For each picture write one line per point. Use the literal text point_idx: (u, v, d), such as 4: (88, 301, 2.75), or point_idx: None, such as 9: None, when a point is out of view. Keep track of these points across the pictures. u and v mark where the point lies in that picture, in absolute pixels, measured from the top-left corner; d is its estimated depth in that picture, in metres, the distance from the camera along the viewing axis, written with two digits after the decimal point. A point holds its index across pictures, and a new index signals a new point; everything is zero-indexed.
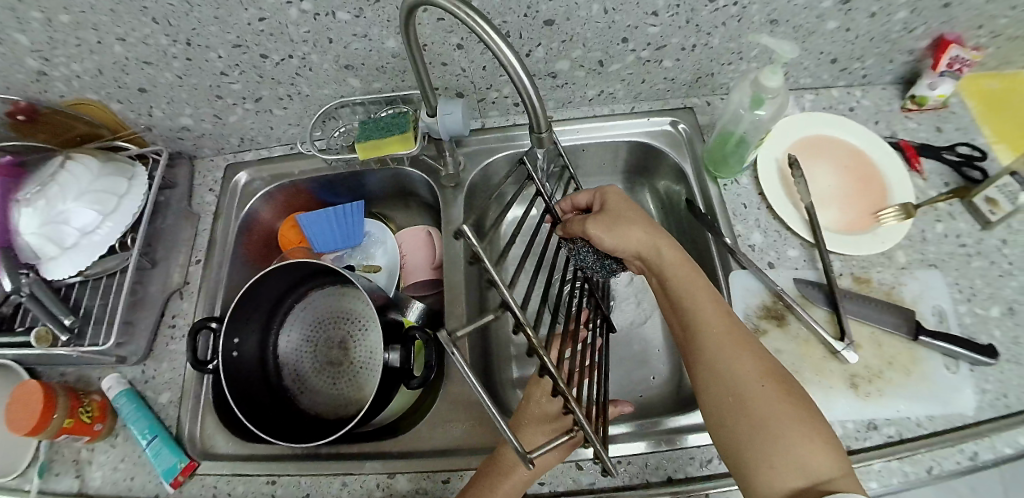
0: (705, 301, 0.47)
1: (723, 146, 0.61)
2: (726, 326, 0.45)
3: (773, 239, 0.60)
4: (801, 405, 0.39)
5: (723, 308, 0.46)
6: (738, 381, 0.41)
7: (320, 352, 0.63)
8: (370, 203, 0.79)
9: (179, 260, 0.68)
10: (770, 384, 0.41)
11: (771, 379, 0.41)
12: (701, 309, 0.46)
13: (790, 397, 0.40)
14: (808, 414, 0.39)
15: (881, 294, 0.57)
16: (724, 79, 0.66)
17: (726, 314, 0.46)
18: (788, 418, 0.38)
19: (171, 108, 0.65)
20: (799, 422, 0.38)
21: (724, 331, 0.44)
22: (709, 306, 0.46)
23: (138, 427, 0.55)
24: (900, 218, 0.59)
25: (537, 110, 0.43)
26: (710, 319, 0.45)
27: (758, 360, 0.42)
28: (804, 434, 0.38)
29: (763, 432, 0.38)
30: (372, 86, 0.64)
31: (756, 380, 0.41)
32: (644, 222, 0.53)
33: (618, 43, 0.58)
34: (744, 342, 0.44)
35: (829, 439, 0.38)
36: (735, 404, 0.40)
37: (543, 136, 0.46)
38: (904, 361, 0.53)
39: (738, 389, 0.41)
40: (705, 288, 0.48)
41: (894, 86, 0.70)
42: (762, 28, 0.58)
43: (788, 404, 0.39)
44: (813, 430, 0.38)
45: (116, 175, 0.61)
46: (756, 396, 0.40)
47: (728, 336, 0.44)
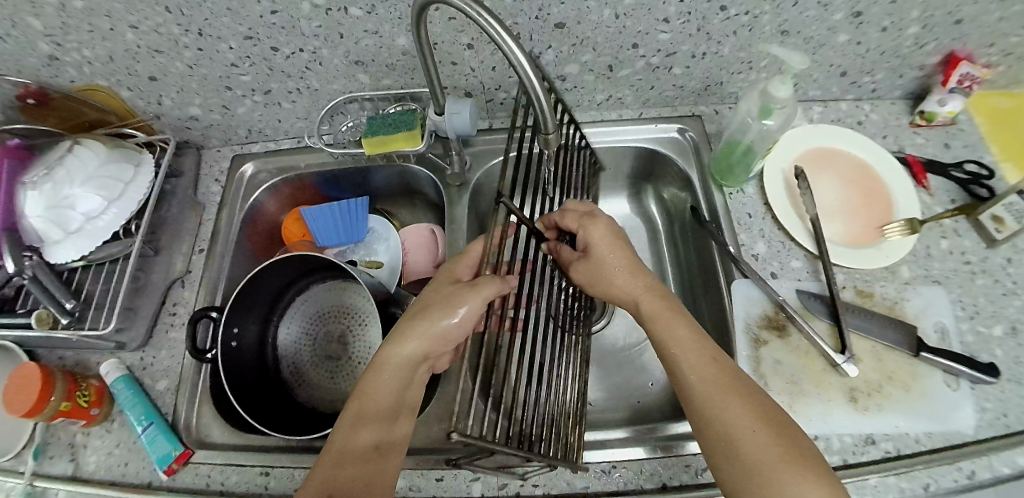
0: (688, 338, 0.44)
1: (730, 155, 0.61)
2: (713, 365, 0.42)
3: (776, 249, 0.60)
4: (793, 443, 0.38)
5: (705, 344, 0.44)
6: (728, 423, 0.39)
7: (319, 345, 0.64)
8: (374, 199, 0.79)
9: (181, 249, 0.68)
10: (759, 424, 0.39)
11: (760, 418, 0.39)
12: (684, 348, 0.44)
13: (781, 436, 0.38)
14: (802, 454, 0.37)
15: (883, 308, 0.56)
16: (733, 88, 0.66)
17: (710, 350, 0.44)
18: (785, 460, 0.37)
19: (180, 97, 0.66)
20: (794, 463, 0.36)
21: (711, 375, 0.42)
22: (694, 348, 0.44)
23: (135, 413, 0.55)
24: (905, 233, 0.58)
25: (546, 110, 0.43)
26: (696, 359, 0.43)
27: (748, 399, 0.40)
28: (801, 477, 0.36)
29: (760, 476, 0.36)
30: (381, 83, 0.64)
31: (746, 421, 0.39)
32: (624, 262, 0.49)
33: (628, 49, 0.58)
34: (731, 380, 0.42)
35: (823, 473, 0.36)
36: (729, 447, 0.38)
37: (550, 137, 0.46)
38: (904, 376, 0.53)
39: (729, 432, 0.39)
40: (687, 322, 0.46)
41: (903, 101, 0.70)
42: (772, 39, 0.58)
43: (780, 444, 0.38)
44: (810, 471, 0.36)
45: (122, 161, 0.61)
46: (748, 439, 0.38)
47: (715, 376, 0.42)
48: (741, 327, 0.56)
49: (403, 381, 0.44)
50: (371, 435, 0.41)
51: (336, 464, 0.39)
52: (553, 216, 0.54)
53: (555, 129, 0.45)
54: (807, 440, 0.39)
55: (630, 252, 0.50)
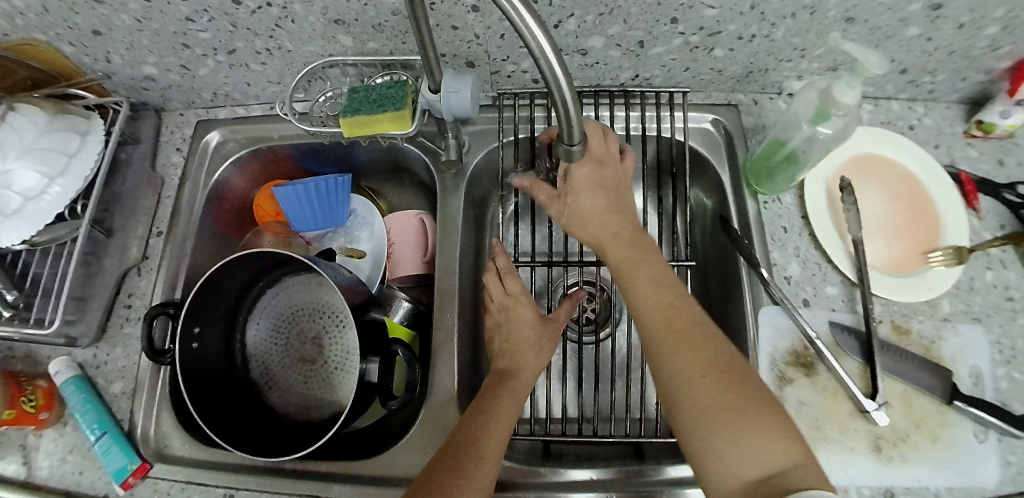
0: (654, 296, 0.44)
1: (769, 158, 0.53)
2: (675, 321, 0.43)
3: (811, 272, 0.54)
4: (745, 396, 0.38)
5: (671, 300, 0.44)
6: (682, 373, 0.40)
7: (293, 345, 0.59)
8: (358, 176, 0.72)
9: (137, 231, 0.62)
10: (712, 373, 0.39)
11: (715, 369, 0.40)
12: (649, 299, 0.44)
13: (734, 387, 0.39)
14: (756, 410, 0.38)
15: (918, 347, 0.52)
16: (778, 77, 0.57)
17: (674, 305, 0.44)
18: (737, 415, 0.37)
19: (132, 55, 0.57)
20: (746, 412, 0.37)
21: (669, 328, 0.42)
22: (658, 299, 0.44)
23: (86, 421, 0.51)
24: (950, 263, 0.53)
25: (565, 94, 0.30)
26: (656, 310, 0.44)
27: (706, 352, 0.41)
28: (753, 430, 0.37)
29: (711, 423, 0.38)
30: (366, 46, 0.55)
31: (698, 370, 0.40)
32: (597, 219, 0.49)
33: (665, 23, 0.49)
34: (694, 336, 0.42)
35: (779, 427, 0.37)
36: (679, 393, 0.40)
37: (568, 128, 0.34)
38: (932, 424, 0.49)
39: (682, 380, 0.40)
40: (656, 274, 0.46)
41: (959, 105, 0.62)
42: (833, 26, 0.49)
43: (731, 394, 0.38)
44: (762, 425, 0.37)
45: (65, 130, 0.53)
46: (703, 393, 0.39)
47: (677, 332, 0.42)
48: (766, 363, 0.50)
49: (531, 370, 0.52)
50: (495, 452, 0.44)
51: (450, 469, 0.41)
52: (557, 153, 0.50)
53: (575, 121, 0.33)
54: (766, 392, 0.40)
55: (610, 205, 0.49)
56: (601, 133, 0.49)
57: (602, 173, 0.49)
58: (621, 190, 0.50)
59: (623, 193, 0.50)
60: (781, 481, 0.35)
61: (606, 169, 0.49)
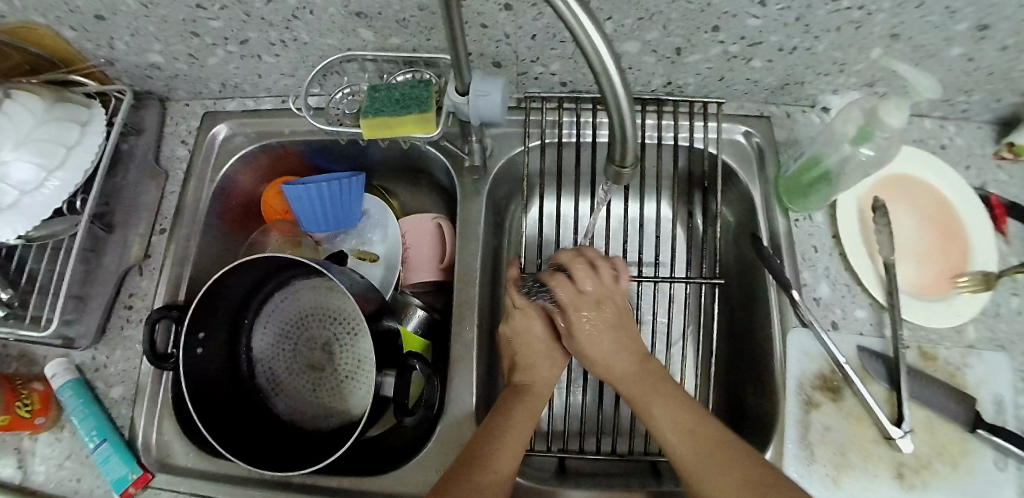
0: (663, 407, 0.44)
1: (803, 176, 0.51)
2: (688, 426, 0.43)
3: (841, 294, 0.53)
4: None
5: (686, 419, 0.43)
6: (716, 497, 0.39)
7: (301, 351, 0.57)
8: (371, 173, 0.70)
9: (139, 228, 0.59)
10: (746, 494, 0.38)
11: (747, 488, 0.38)
12: (667, 423, 0.43)
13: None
14: None
15: (944, 374, 0.51)
16: (813, 90, 0.56)
17: (683, 410, 0.44)
18: None
19: (136, 41, 0.54)
20: None
21: (695, 448, 0.41)
22: (676, 424, 0.43)
23: (85, 428, 0.49)
24: (977, 288, 0.52)
25: (621, 102, 0.28)
26: (676, 434, 0.43)
27: (733, 467, 0.39)
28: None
29: None
30: (388, 41, 0.52)
31: (729, 492, 0.39)
32: (601, 355, 0.49)
33: (706, 31, 0.46)
34: (710, 436, 0.41)
35: None
36: None
37: (621, 138, 0.31)
38: (954, 453, 0.49)
39: None
40: (668, 398, 0.45)
41: (991, 125, 0.61)
42: (877, 42, 0.47)
43: None
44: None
45: (64, 120, 0.50)
46: (733, 495, 0.38)
47: (691, 437, 0.42)
48: (793, 387, 0.50)
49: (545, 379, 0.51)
50: (510, 464, 0.43)
51: (465, 481, 0.40)
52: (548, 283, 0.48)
53: (629, 130, 0.30)
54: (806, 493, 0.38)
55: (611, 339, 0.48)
56: (586, 265, 0.47)
57: (594, 308, 0.48)
58: (619, 313, 0.49)
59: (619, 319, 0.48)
60: None
61: (595, 306, 0.47)
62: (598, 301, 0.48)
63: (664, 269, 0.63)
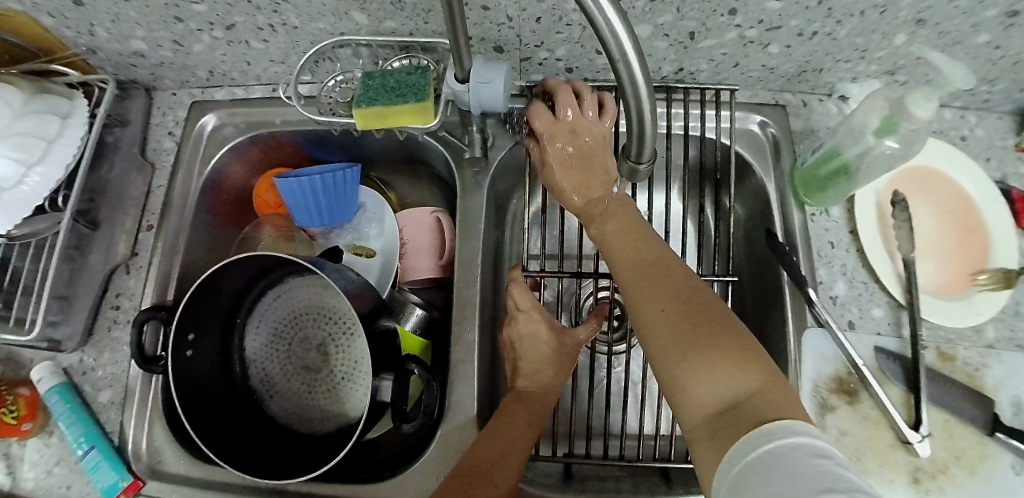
0: (622, 244, 0.40)
1: (820, 169, 0.49)
2: (641, 264, 0.37)
3: (857, 292, 0.51)
4: (711, 323, 0.32)
5: (636, 242, 0.39)
6: (645, 309, 0.35)
7: (295, 352, 0.55)
8: (368, 165, 0.67)
9: (126, 225, 0.57)
10: (674, 305, 0.33)
11: (675, 299, 0.34)
12: (618, 246, 0.40)
13: (695, 316, 0.32)
14: (723, 331, 0.31)
15: (962, 375, 0.49)
16: (831, 78, 0.53)
17: (642, 248, 0.39)
18: (700, 333, 0.31)
19: (118, 28, 0.51)
20: (712, 337, 0.31)
21: (636, 267, 0.38)
22: (628, 246, 0.39)
23: (73, 434, 0.48)
24: (996, 287, 0.50)
25: (642, 93, 0.26)
26: (625, 257, 0.39)
27: (667, 283, 0.35)
28: (719, 359, 0.30)
29: (677, 347, 0.32)
30: (383, 26, 0.49)
31: (659, 302, 0.34)
32: (571, 192, 0.46)
33: (722, 14, 0.44)
34: (660, 274, 0.36)
35: (747, 353, 0.30)
36: (645, 331, 0.34)
37: (640, 134, 0.30)
38: (972, 457, 0.47)
39: (646, 318, 0.34)
40: (624, 225, 0.42)
41: (1014, 115, 0.58)
42: (901, 28, 0.45)
43: (690, 321, 0.32)
44: (724, 352, 0.30)
45: (44, 112, 0.47)
46: (664, 336, 0.33)
47: (642, 272, 0.37)
48: (807, 389, 0.48)
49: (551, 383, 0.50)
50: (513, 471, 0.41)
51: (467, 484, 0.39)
52: (531, 113, 0.45)
53: (648, 127, 0.29)
54: (739, 323, 0.32)
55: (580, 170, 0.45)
56: (570, 93, 0.44)
57: (572, 134, 0.44)
58: (597, 147, 0.45)
59: (595, 151, 0.45)
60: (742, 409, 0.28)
61: (576, 134, 0.44)
62: (579, 131, 0.44)
63: None
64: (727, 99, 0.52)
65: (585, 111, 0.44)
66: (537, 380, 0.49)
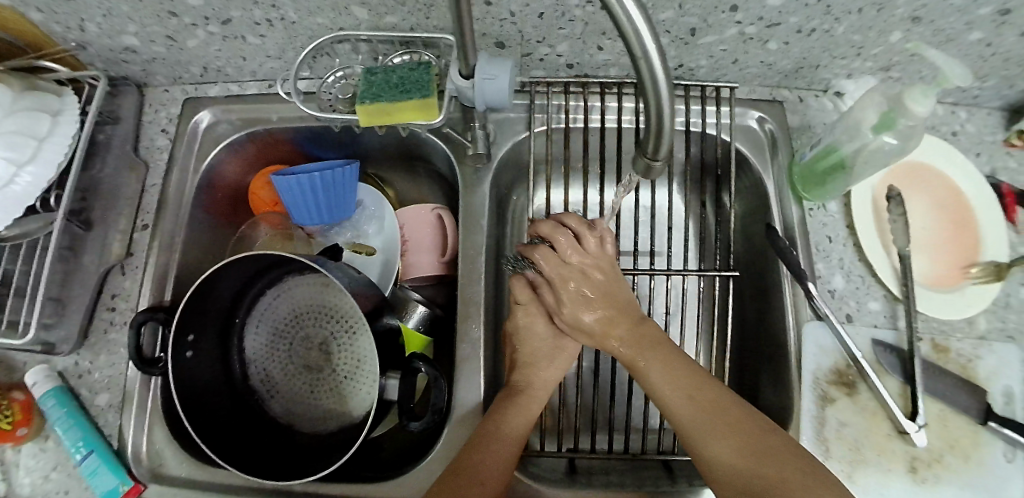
0: (661, 370, 0.43)
1: (818, 164, 0.50)
2: (694, 394, 0.41)
3: (855, 286, 0.52)
4: (783, 459, 0.36)
5: (683, 380, 0.42)
6: (717, 456, 0.38)
7: (296, 352, 0.55)
8: (365, 162, 0.67)
9: (120, 225, 0.56)
10: (745, 450, 0.37)
11: (743, 442, 0.38)
12: (664, 388, 0.42)
13: (765, 453, 0.37)
14: (797, 465, 0.36)
15: (956, 366, 0.50)
16: (827, 74, 0.54)
17: (691, 378, 0.42)
18: (778, 470, 0.36)
19: (110, 23, 0.50)
20: (790, 467, 0.36)
21: (693, 409, 0.40)
22: (675, 389, 0.42)
23: (70, 438, 0.47)
24: (988, 280, 0.51)
25: (661, 89, 0.26)
26: (676, 399, 0.41)
27: (729, 427, 0.39)
28: (804, 487, 0.34)
29: (763, 489, 0.35)
30: (383, 21, 0.49)
31: (725, 454, 0.38)
32: (590, 314, 0.46)
33: (723, 11, 0.44)
34: (719, 408, 0.40)
35: (822, 477, 0.35)
36: (718, 478, 0.38)
37: (657, 130, 0.30)
38: (966, 446, 0.48)
39: (717, 466, 0.38)
40: (664, 358, 0.43)
41: (1003, 111, 0.60)
42: (897, 25, 0.46)
43: (765, 462, 0.36)
44: (810, 490, 0.34)
45: (35, 110, 0.46)
46: (743, 472, 0.36)
47: (700, 415, 0.40)
48: (807, 381, 0.49)
49: (549, 379, 0.50)
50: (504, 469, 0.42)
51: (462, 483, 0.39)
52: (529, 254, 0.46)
53: (666, 120, 0.28)
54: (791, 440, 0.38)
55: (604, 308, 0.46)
56: (569, 234, 0.45)
57: (580, 270, 0.46)
58: (610, 279, 0.46)
59: (607, 281, 0.46)
60: None
61: (583, 276, 0.46)
62: (586, 270, 0.46)
63: (671, 259, 0.62)
64: (726, 96, 0.53)
65: (586, 249, 0.46)
66: (535, 375, 0.49)
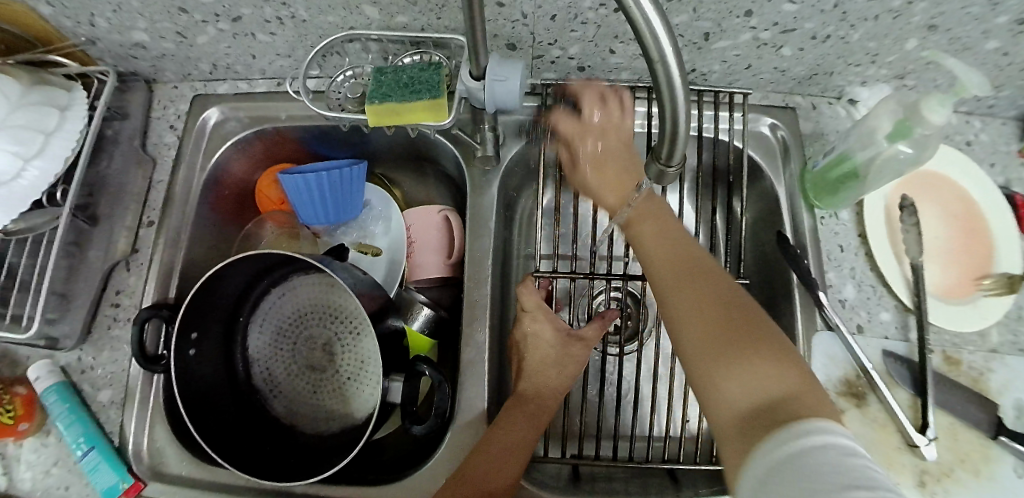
0: (654, 241, 0.40)
1: (830, 172, 0.49)
2: (680, 261, 0.37)
3: (866, 295, 0.51)
4: (751, 334, 0.31)
5: (673, 245, 0.38)
6: (682, 317, 0.34)
7: (300, 351, 0.55)
8: (373, 162, 0.66)
9: (126, 221, 0.56)
10: (711, 313, 0.33)
11: (712, 305, 0.33)
12: (654, 248, 0.39)
13: (730, 323, 0.32)
14: (763, 342, 0.30)
15: (967, 379, 0.50)
16: (841, 81, 0.53)
17: (681, 250, 0.38)
18: (739, 345, 0.31)
19: (121, 18, 0.50)
20: (755, 346, 0.30)
21: (674, 267, 0.37)
22: (662, 251, 0.38)
23: (71, 435, 0.47)
24: (1001, 292, 0.50)
25: (677, 91, 0.25)
26: (659, 261, 0.38)
27: (701, 291, 0.34)
28: (757, 363, 0.29)
29: (717, 358, 0.31)
30: (394, 21, 0.49)
31: (690, 313, 0.33)
32: (599, 189, 0.46)
33: (737, 16, 0.43)
34: (701, 276, 0.35)
35: (787, 363, 0.29)
36: (680, 334, 0.34)
37: (672, 135, 0.28)
38: (976, 460, 0.47)
39: (681, 328, 0.34)
40: (660, 227, 0.40)
41: (1017, 122, 0.59)
42: (913, 33, 0.45)
43: (730, 330, 0.31)
44: (762, 355, 0.30)
45: (43, 104, 0.46)
46: (702, 331, 0.32)
47: (680, 272, 0.36)
48: None
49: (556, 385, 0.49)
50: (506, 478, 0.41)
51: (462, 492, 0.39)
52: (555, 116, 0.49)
53: (682, 126, 0.27)
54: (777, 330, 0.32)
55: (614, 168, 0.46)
56: (597, 97, 0.48)
57: (599, 147, 0.47)
58: (620, 162, 0.46)
59: (620, 154, 0.46)
60: (783, 412, 0.27)
61: (606, 133, 0.47)
62: (604, 131, 0.47)
63: None
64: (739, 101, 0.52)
65: (608, 124, 0.47)
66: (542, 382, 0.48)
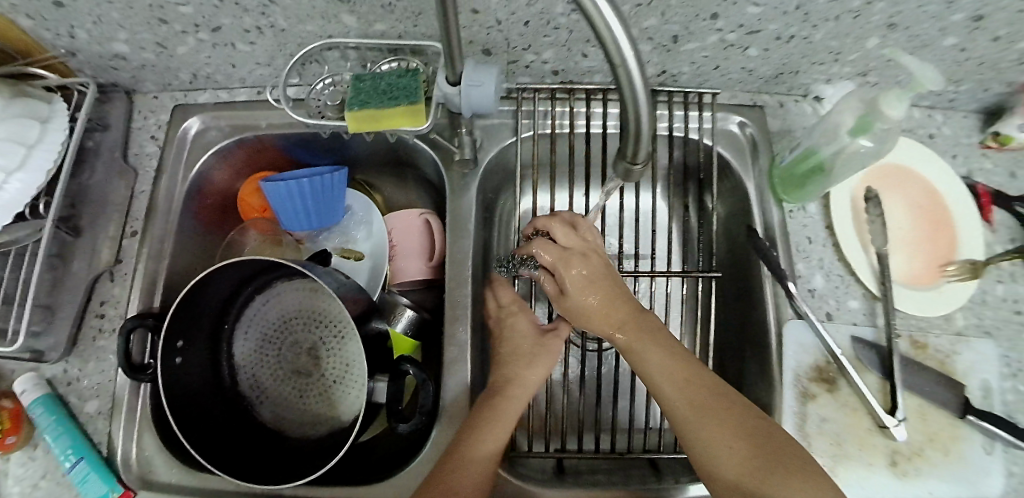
0: (660, 359, 0.42)
1: (798, 167, 0.51)
2: (696, 384, 0.40)
3: (835, 285, 0.53)
4: (776, 454, 0.36)
5: (682, 368, 0.41)
6: (709, 447, 0.38)
7: (285, 356, 0.55)
8: (354, 167, 0.67)
9: (109, 231, 0.56)
10: (742, 439, 0.37)
11: (740, 430, 0.37)
12: (663, 371, 0.41)
13: (756, 450, 0.37)
14: (789, 460, 0.36)
15: (934, 362, 0.52)
16: (807, 79, 0.55)
17: (688, 372, 0.41)
18: (773, 468, 0.36)
19: (100, 30, 0.50)
20: (784, 468, 0.35)
21: (689, 398, 0.40)
22: (673, 374, 0.41)
23: (59, 447, 0.47)
24: (966, 277, 0.53)
25: (638, 92, 0.27)
26: (674, 390, 0.41)
27: (725, 416, 0.38)
28: (795, 483, 0.35)
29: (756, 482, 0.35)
30: (371, 29, 0.50)
31: (723, 443, 0.37)
32: (593, 300, 0.46)
33: (704, 19, 0.45)
34: (717, 397, 0.39)
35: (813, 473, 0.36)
36: (707, 460, 0.38)
37: (636, 133, 0.30)
38: (944, 439, 0.49)
39: (711, 452, 0.37)
40: (664, 346, 0.43)
41: (977, 114, 0.61)
42: (872, 32, 0.47)
43: (763, 454, 0.36)
44: (795, 470, 0.35)
45: (23, 117, 0.46)
46: (735, 457, 0.37)
47: (698, 401, 0.39)
48: (789, 378, 0.50)
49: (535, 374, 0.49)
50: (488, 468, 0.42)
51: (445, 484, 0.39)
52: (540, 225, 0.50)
53: (644, 122, 0.29)
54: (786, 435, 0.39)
55: (603, 292, 0.46)
56: (567, 225, 0.49)
57: (593, 266, 0.47)
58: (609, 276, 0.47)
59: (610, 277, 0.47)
60: None
61: (596, 261, 0.47)
62: (589, 253, 0.48)
63: (658, 260, 0.63)
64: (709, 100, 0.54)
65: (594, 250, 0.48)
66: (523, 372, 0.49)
